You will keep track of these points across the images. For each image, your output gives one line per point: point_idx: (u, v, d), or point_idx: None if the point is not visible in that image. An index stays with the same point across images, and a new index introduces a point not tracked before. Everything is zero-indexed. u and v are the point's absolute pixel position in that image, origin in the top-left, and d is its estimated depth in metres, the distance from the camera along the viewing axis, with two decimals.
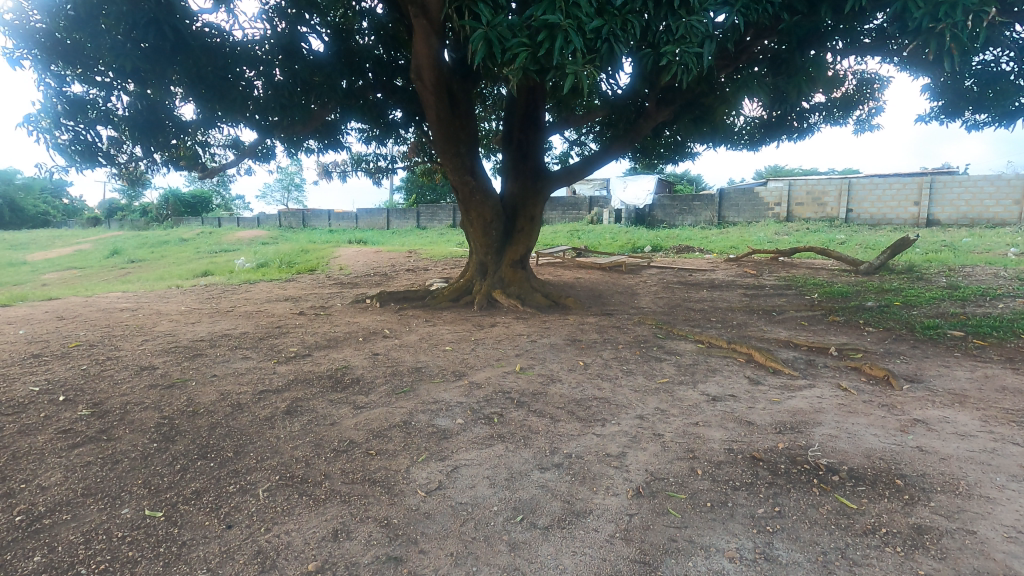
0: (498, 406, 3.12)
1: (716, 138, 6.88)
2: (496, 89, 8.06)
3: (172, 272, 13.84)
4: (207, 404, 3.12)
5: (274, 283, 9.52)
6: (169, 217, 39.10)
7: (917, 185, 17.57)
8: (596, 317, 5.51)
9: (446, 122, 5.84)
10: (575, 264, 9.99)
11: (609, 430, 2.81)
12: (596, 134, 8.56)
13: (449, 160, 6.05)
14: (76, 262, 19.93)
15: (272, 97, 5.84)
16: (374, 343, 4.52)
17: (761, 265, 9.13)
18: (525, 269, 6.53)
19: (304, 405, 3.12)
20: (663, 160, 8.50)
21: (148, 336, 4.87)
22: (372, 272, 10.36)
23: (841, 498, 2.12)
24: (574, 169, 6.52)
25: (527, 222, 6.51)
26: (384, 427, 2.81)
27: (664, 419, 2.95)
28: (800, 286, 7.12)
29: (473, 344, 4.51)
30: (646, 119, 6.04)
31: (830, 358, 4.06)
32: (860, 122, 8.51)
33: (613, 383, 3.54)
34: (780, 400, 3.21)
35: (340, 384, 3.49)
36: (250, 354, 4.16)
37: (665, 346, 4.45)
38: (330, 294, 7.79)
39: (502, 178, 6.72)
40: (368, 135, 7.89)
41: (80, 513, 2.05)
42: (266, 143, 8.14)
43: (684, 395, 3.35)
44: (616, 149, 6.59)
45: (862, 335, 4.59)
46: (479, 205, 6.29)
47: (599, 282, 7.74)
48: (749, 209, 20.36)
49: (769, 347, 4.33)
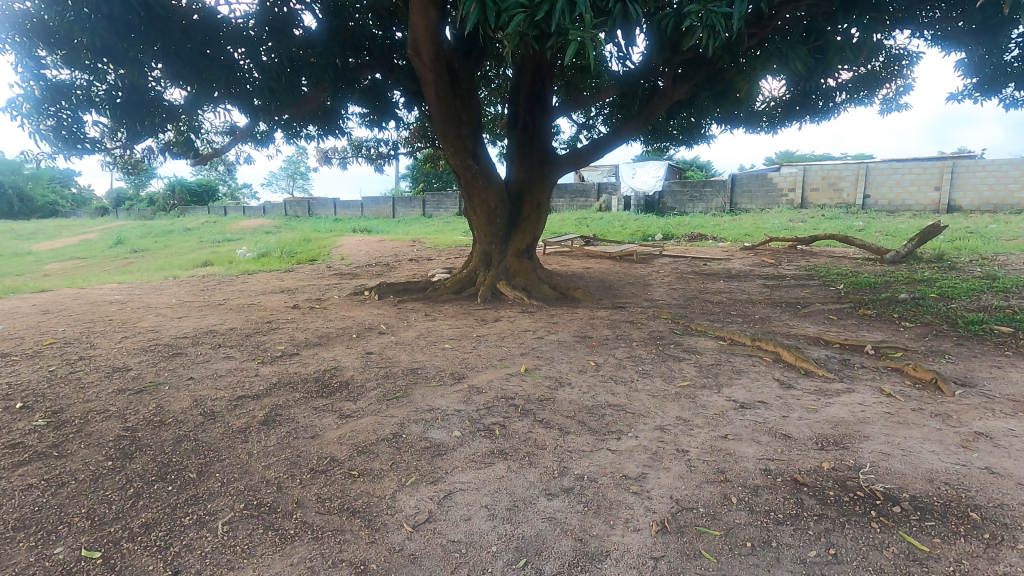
0: (500, 415, 2.79)
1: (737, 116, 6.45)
2: (501, 70, 7.67)
3: (173, 262, 13.58)
4: (177, 413, 2.80)
5: (273, 274, 9.22)
6: (175, 205, 38.99)
7: (938, 170, 16.99)
8: (607, 310, 5.16)
9: (445, 101, 5.43)
10: (584, 253, 9.61)
11: (625, 446, 2.47)
12: (604, 117, 8.15)
13: (449, 143, 5.66)
14: (79, 252, 19.73)
15: (263, 78, 5.49)
16: (369, 340, 4.20)
17: (780, 253, 8.71)
18: (531, 260, 6.17)
19: (283, 413, 2.80)
20: (673, 144, 8.11)
21: (130, 332, 4.56)
22: (374, 262, 10.04)
23: (908, 537, 1.77)
24: (583, 153, 6.13)
25: (534, 209, 6.14)
26: (371, 442, 2.49)
27: (687, 432, 2.61)
28: (824, 276, 6.72)
29: (475, 341, 4.17)
30: (662, 97, 5.63)
31: (867, 357, 3.69)
32: (887, 102, 8.05)
33: (628, 387, 3.19)
34: (817, 408, 2.85)
35: (327, 388, 3.16)
36: (234, 354, 3.84)
37: (682, 343, 4.09)
38: (327, 285, 7.48)
39: (507, 163, 6.33)
40: (368, 118, 7.54)
41: (4, 553, 1.74)
42: (262, 128, 7.82)
43: (708, 402, 3.00)
44: (628, 131, 6.19)
45: (900, 331, 4.20)
46: (482, 192, 5.91)
47: (610, 271, 7.36)
48: (762, 196, 19.82)
49: (798, 345, 3.97)
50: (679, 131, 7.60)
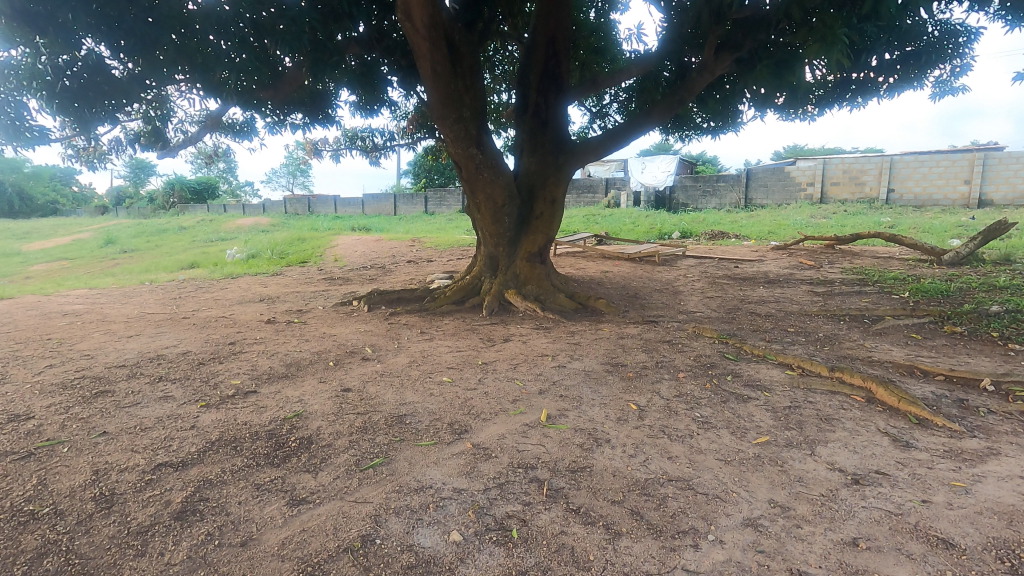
0: (518, 500, 1.96)
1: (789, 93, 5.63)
2: (507, 49, 6.96)
3: (158, 264, 12.72)
4: (60, 498, 1.97)
5: (259, 278, 8.41)
6: (172, 203, 38.13)
7: (968, 163, 16.10)
8: (637, 327, 4.32)
9: (443, 79, 4.56)
10: (598, 253, 8.77)
11: (711, 563, 1.64)
12: (619, 104, 7.29)
13: (448, 129, 4.79)
14: (68, 253, 18.89)
15: (237, 59, 4.68)
16: (348, 370, 3.36)
17: (818, 253, 7.89)
18: (544, 264, 5.34)
19: (212, 498, 1.97)
20: (697, 132, 7.28)
21: (59, 358, 3.72)
22: (369, 264, 9.21)
23: None
24: (603, 141, 5.26)
25: (547, 206, 5.29)
26: (328, 556, 1.67)
27: (795, 532, 1.78)
28: (880, 282, 5.87)
29: (481, 371, 3.34)
30: (703, 73, 4.76)
31: (990, 397, 2.85)
32: (941, 84, 7.14)
33: (689, 447, 2.36)
34: (967, 487, 2.02)
35: (281, 451, 2.32)
36: (173, 393, 3.00)
37: (741, 375, 3.25)
38: (313, 293, 6.64)
39: (516, 154, 5.49)
40: (359, 105, 6.75)
41: None
42: (240, 117, 7.11)
43: (805, 471, 2.17)
44: (657, 117, 5.27)
45: (1014, 358, 3.35)
46: (488, 186, 5.04)
47: (630, 276, 6.53)
48: (779, 190, 18.89)
49: (891, 377, 3.13)
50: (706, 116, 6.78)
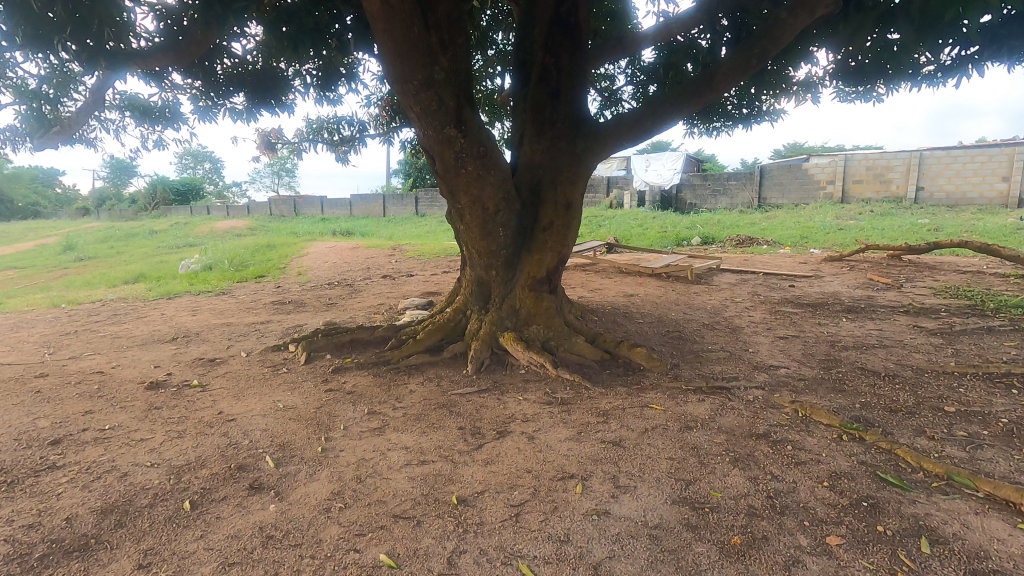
0: None
1: (870, 77, 4.19)
2: (498, 13, 5.37)
3: (105, 275, 11.14)
4: None
5: (196, 299, 6.83)
6: (152, 205, 36.35)
7: (1008, 157, 14.62)
8: (705, 403, 2.79)
9: (400, 18, 2.92)
10: (614, 265, 7.24)
11: None
12: (634, 87, 5.73)
13: (411, 101, 3.19)
14: (20, 261, 17.18)
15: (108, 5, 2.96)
16: (210, 530, 1.80)
17: (886, 268, 6.38)
18: (554, 294, 3.83)
19: None
20: (733, 121, 5.75)
21: None
22: (336, 282, 7.65)
23: None
24: (641, 120, 3.59)
25: (558, 213, 3.72)
26: None
27: None
28: (1004, 313, 4.36)
29: (454, 528, 1.80)
30: (799, 10, 3.02)
31: None
32: None
33: None
34: None
35: None
36: None
37: (945, 542, 1.71)
38: (249, 326, 5.07)
39: (516, 141, 3.93)
40: (311, 78, 5.12)
41: None
42: (163, 102, 5.57)
43: None
44: (706, 99, 3.50)
45: None
46: (474, 186, 3.46)
47: (663, 302, 4.98)
48: (795, 188, 17.46)
49: None
50: (741, 98, 5.32)
